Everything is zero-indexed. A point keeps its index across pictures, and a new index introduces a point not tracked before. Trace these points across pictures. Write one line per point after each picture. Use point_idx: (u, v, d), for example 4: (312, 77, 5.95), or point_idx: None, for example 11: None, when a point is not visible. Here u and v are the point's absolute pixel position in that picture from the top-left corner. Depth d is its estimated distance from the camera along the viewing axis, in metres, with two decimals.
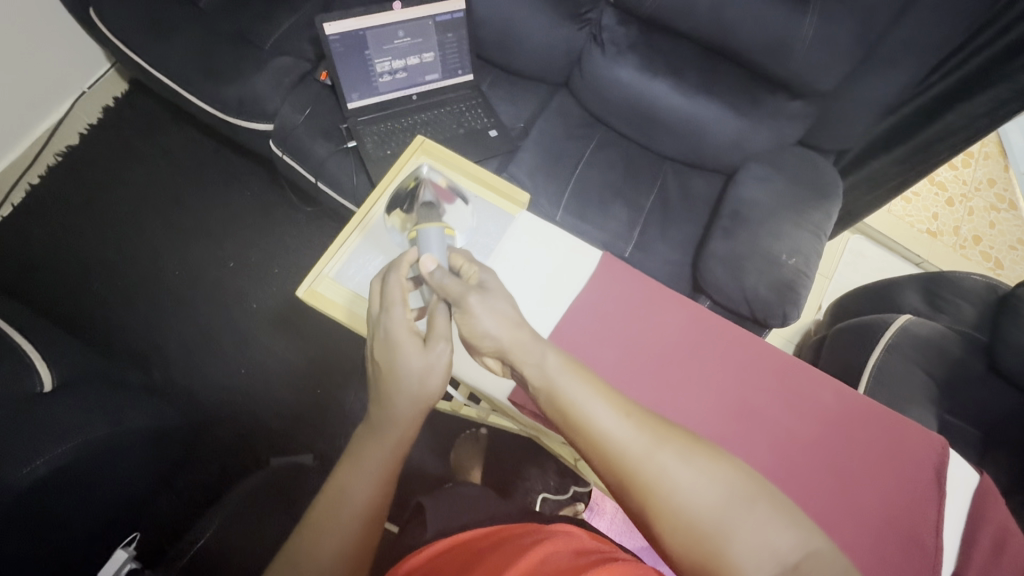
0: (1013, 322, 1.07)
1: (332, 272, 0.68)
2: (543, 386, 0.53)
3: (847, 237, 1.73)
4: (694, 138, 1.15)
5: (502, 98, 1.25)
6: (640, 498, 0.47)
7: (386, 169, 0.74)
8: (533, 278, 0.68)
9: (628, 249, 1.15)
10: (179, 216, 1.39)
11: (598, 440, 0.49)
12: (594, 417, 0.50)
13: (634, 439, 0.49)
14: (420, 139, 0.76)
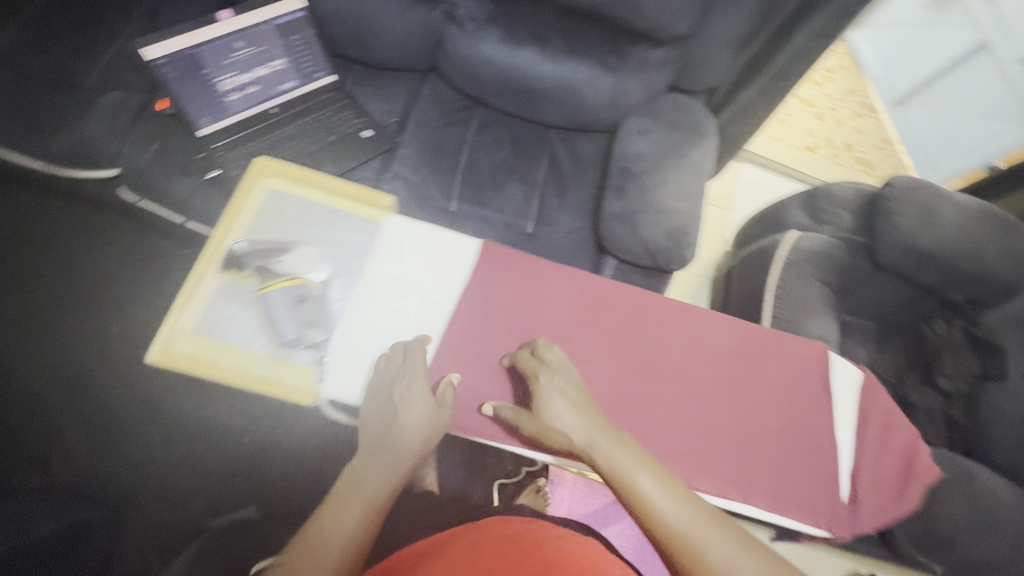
0: (883, 219, 1.17)
1: (190, 327, 0.61)
2: (605, 460, 0.56)
3: (737, 167, 1.82)
4: (570, 103, 1.14)
5: (370, 95, 1.19)
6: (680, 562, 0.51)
7: (230, 200, 0.67)
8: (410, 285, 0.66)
9: (530, 225, 1.15)
10: (42, 289, 1.24)
11: (646, 508, 0.53)
12: (650, 493, 0.54)
13: (684, 515, 0.53)
14: (260, 158, 0.69)
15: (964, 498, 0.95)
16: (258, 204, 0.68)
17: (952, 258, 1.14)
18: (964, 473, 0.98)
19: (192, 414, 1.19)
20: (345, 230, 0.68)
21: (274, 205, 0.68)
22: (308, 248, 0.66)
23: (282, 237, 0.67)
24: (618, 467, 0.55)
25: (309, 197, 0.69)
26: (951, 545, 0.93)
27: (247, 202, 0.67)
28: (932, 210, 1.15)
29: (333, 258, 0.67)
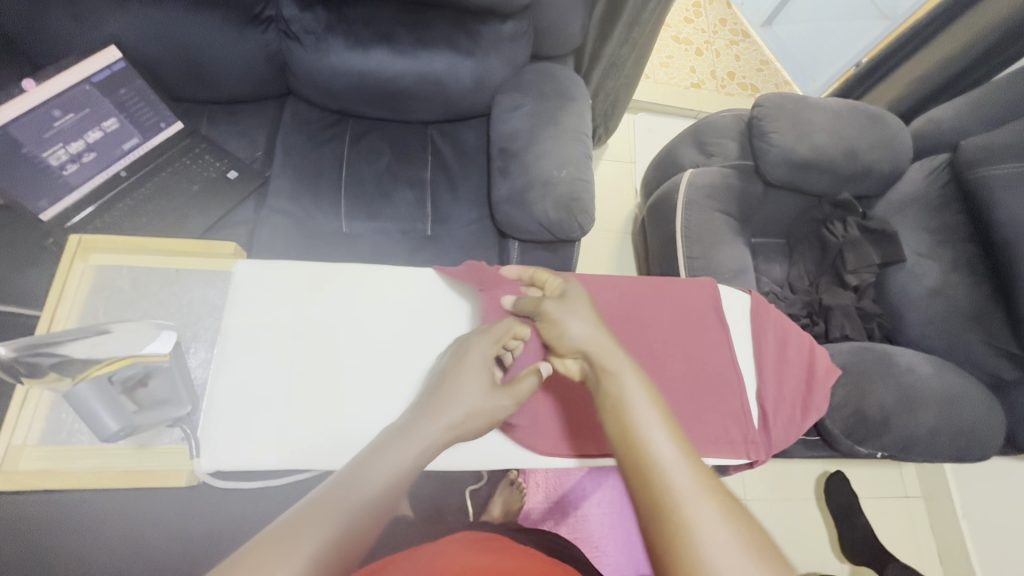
0: (763, 139, 1.20)
1: (35, 439, 0.62)
2: (610, 387, 0.53)
3: (632, 118, 1.84)
4: (437, 95, 1.11)
5: (228, 133, 1.12)
6: (644, 486, 0.45)
7: (47, 290, 0.62)
8: (283, 326, 0.65)
9: (429, 226, 1.12)
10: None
11: (631, 430, 0.49)
12: (641, 418, 0.50)
13: (669, 449, 0.47)
14: (72, 240, 0.64)
15: (886, 381, 1.01)
16: (91, 282, 0.64)
17: (830, 162, 1.19)
18: (879, 357, 1.05)
19: None
20: (193, 290, 0.66)
21: (104, 282, 0.65)
22: (128, 324, 0.56)
23: (120, 314, 0.64)
24: (619, 384, 0.53)
25: (139, 263, 0.66)
26: (885, 429, 0.98)
27: (69, 286, 0.62)
28: (803, 120, 1.20)
29: (180, 319, 0.65)
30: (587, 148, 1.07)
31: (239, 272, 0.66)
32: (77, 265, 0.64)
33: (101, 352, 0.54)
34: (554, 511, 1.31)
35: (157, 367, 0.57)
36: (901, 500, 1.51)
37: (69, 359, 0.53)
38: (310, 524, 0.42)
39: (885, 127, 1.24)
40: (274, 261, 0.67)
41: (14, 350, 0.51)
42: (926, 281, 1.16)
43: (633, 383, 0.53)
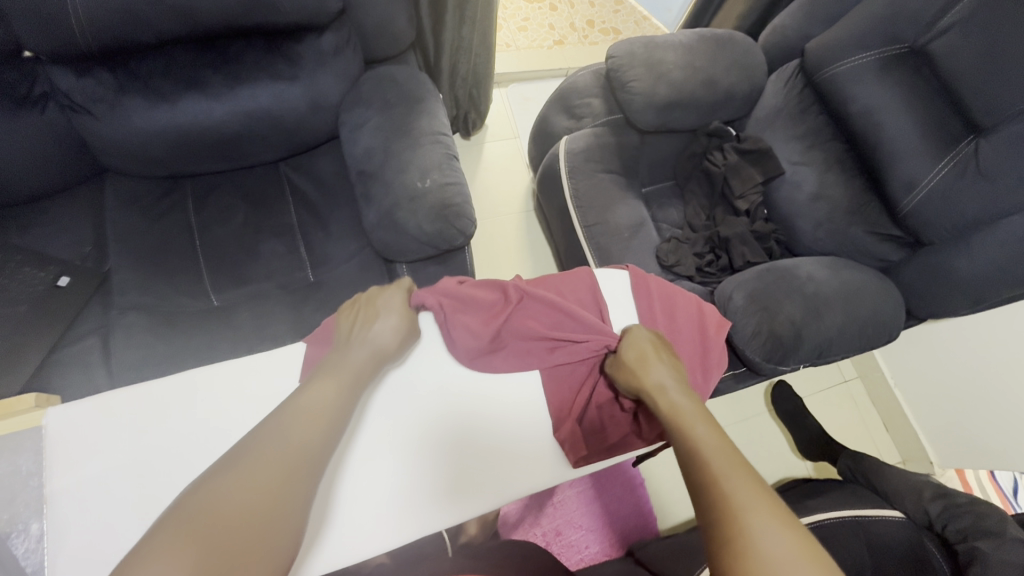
0: (623, 91, 1.18)
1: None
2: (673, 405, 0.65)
3: (504, 92, 1.78)
4: (274, 129, 1.01)
5: (48, 235, 0.98)
6: (714, 487, 0.54)
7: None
8: (127, 471, 0.57)
9: (309, 272, 1.04)
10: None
11: (689, 440, 0.60)
12: (699, 436, 0.60)
13: (731, 468, 0.55)
14: None
15: (791, 296, 1.04)
16: None
17: (691, 97, 1.19)
18: (780, 275, 1.08)
19: None
20: (4, 464, 0.56)
21: None
22: None
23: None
24: (687, 424, 0.62)
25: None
26: (801, 342, 1.01)
27: None
28: (656, 61, 1.18)
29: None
30: (448, 147, 1.00)
31: (49, 423, 0.56)
32: None
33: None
34: (529, 509, 1.29)
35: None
36: (841, 387, 1.60)
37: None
38: (227, 489, 0.48)
39: (736, 48, 1.25)
40: (96, 397, 0.59)
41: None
42: (808, 188, 1.19)
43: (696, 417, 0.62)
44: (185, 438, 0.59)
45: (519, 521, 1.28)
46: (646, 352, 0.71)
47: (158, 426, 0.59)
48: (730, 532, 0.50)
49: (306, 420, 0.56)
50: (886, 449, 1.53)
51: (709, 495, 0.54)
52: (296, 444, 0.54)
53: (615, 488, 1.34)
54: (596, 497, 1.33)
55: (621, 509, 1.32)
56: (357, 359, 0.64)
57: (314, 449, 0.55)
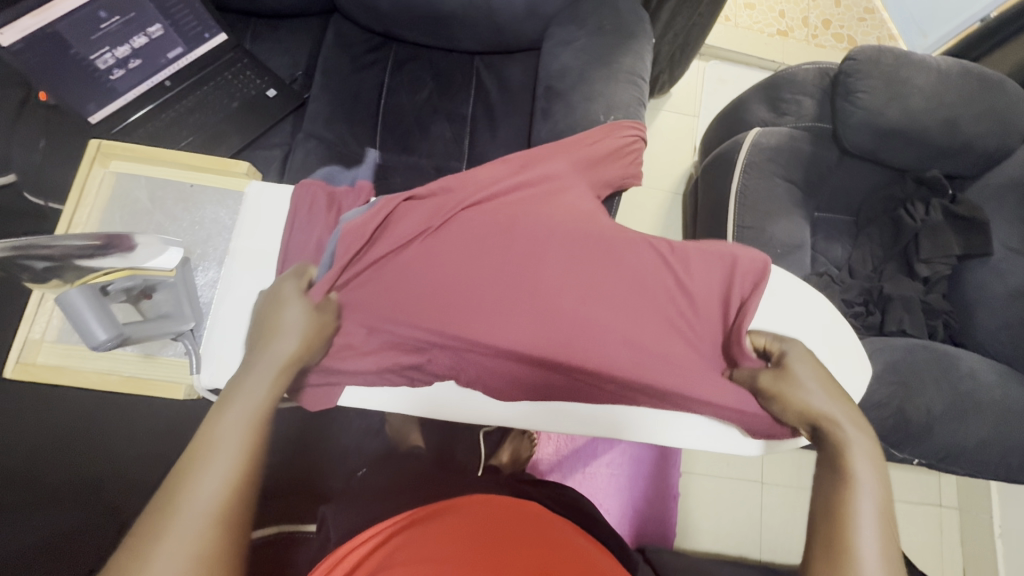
0: (846, 100, 1.06)
1: (53, 337, 0.62)
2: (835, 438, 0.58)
3: (703, 66, 1.66)
4: (487, 21, 1.02)
5: (273, 52, 1.11)
6: (839, 558, 0.48)
7: (68, 189, 0.65)
8: (269, 259, 0.65)
9: (464, 165, 1.07)
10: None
11: (846, 493, 0.53)
12: (854, 508, 0.51)
13: (877, 555, 0.48)
14: (92, 145, 0.67)
15: (940, 384, 0.92)
16: (103, 189, 0.67)
17: (921, 133, 1.04)
18: (937, 358, 0.95)
19: None
20: (208, 204, 0.68)
21: (122, 188, 0.67)
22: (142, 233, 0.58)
23: (136, 224, 0.66)
24: (854, 491, 0.52)
25: (155, 173, 0.68)
26: (928, 436, 0.90)
27: (89, 189, 0.65)
28: (901, 81, 1.04)
29: (190, 238, 0.66)
30: (640, 92, 0.97)
31: (251, 191, 0.68)
32: (92, 172, 0.67)
33: (99, 262, 0.56)
34: (576, 461, 1.30)
35: (162, 281, 0.59)
36: (931, 507, 1.34)
37: (64, 264, 0.55)
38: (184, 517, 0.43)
39: (1004, 96, 1.05)
40: (283, 184, 0.69)
41: (9, 250, 0.51)
42: (1013, 281, 1.01)
43: (864, 462, 0.55)
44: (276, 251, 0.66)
45: (571, 463, 1.30)
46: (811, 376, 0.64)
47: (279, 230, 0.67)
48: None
49: (241, 421, 0.50)
50: None
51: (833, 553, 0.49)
52: (221, 494, 0.45)
53: (650, 486, 1.29)
54: (639, 485, 1.29)
55: (647, 509, 1.28)
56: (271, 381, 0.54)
57: (251, 486, 0.47)
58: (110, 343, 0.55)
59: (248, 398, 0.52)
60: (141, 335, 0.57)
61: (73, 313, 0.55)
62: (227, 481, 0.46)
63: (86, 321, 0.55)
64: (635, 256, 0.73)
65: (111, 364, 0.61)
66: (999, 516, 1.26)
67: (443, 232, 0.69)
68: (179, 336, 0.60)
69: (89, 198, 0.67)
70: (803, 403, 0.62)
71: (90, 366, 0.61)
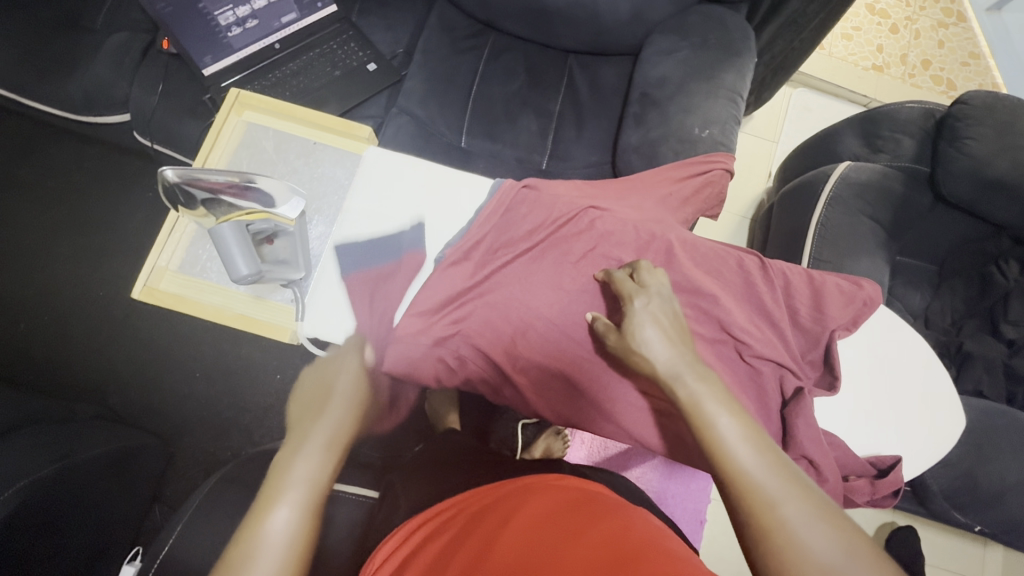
0: (952, 145, 1.02)
1: (176, 266, 0.66)
2: (687, 400, 0.50)
3: (790, 92, 1.63)
4: (591, 22, 1.03)
5: (377, 28, 1.14)
6: (746, 517, 0.43)
7: (206, 131, 0.69)
8: (379, 222, 0.68)
9: (545, 160, 1.08)
10: (43, 222, 1.13)
11: (718, 450, 0.46)
12: (729, 452, 0.46)
13: (771, 484, 0.43)
14: (231, 92, 0.71)
15: (1017, 453, 0.87)
16: (235, 135, 0.71)
17: None
18: (1017, 426, 0.90)
19: (194, 370, 1.08)
20: (328, 164, 0.71)
21: (251, 136, 0.71)
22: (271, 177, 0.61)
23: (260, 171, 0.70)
24: (707, 426, 0.48)
25: (283, 127, 0.72)
26: (996, 504, 0.86)
27: (223, 133, 0.69)
28: (1015, 131, 0.99)
29: (308, 192, 0.70)
30: (738, 109, 0.96)
31: (369, 156, 0.70)
32: (227, 119, 0.72)
33: (242, 201, 0.60)
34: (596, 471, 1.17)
35: (283, 229, 0.63)
36: None
37: (215, 198, 0.59)
38: None
39: None
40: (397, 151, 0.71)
41: (182, 177, 0.57)
42: None
43: (719, 411, 0.48)
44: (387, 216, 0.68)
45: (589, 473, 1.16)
46: (639, 335, 0.55)
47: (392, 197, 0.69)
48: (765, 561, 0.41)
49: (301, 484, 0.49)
50: None
51: (748, 525, 0.43)
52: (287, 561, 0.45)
53: (677, 510, 1.16)
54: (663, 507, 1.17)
55: None
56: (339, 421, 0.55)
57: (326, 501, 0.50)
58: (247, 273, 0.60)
59: (299, 458, 0.51)
60: (269, 276, 0.62)
61: (223, 249, 0.60)
62: (284, 552, 0.45)
63: (231, 252, 0.59)
64: (721, 263, 0.67)
65: (225, 303, 0.65)
66: None
67: (529, 213, 0.67)
68: (289, 284, 0.64)
69: (221, 142, 0.71)
70: (653, 359, 0.53)
71: (205, 303, 0.65)
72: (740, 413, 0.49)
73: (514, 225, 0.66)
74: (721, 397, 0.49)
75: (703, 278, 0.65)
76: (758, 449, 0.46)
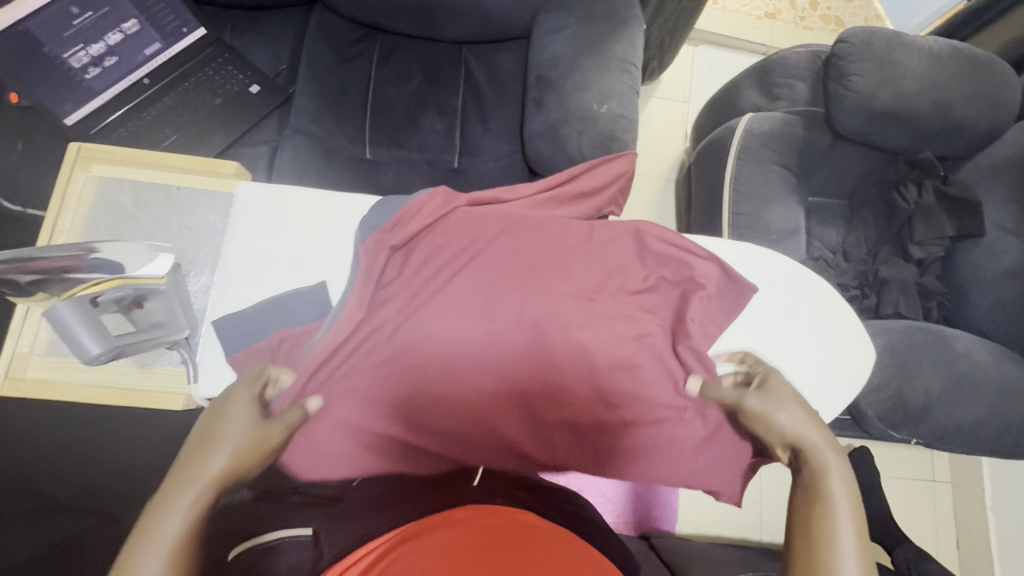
0: (840, 83, 1.05)
1: (41, 350, 0.62)
2: (815, 469, 0.52)
3: (693, 50, 1.65)
4: (475, 10, 1.00)
5: (254, 46, 1.08)
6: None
7: (50, 197, 0.65)
8: (262, 264, 0.65)
9: (456, 158, 1.05)
10: None
11: (820, 512, 0.48)
12: (834, 519, 0.47)
13: (853, 564, 0.45)
14: (71, 149, 0.66)
15: (938, 365, 0.93)
16: (84, 195, 0.67)
17: (915, 114, 1.04)
18: (934, 339, 0.96)
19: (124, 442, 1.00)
20: (199, 209, 0.68)
21: (105, 193, 0.67)
22: (117, 243, 0.56)
23: (121, 229, 0.66)
24: (822, 488, 0.50)
25: (140, 177, 0.68)
26: (927, 417, 0.92)
27: (70, 197, 0.65)
28: (893, 62, 1.03)
29: (180, 244, 0.67)
30: (634, 79, 0.95)
31: (240, 192, 0.66)
32: (71, 179, 0.67)
33: (86, 273, 0.55)
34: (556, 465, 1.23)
35: (153, 290, 0.58)
36: (925, 484, 1.36)
37: (49, 276, 0.54)
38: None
39: (994, 76, 1.06)
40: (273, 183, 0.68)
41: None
42: (1005, 260, 1.02)
43: (840, 488, 0.50)
44: (270, 255, 0.65)
45: (550, 468, 1.23)
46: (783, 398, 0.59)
47: (273, 235, 0.66)
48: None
49: (204, 476, 0.47)
50: (946, 561, 1.31)
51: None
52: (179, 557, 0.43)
53: None
54: (628, 476, 1.28)
55: (649, 496, 1.28)
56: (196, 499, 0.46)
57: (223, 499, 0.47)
58: (98, 353, 0.55)
59: (213, 451, 0.49)
60: (133, 348, 0.57)
61: (62, 329, 0.54)
62: (179, 545, 0.44)
63: (73, 333, 0.54)
64: (627, 258, 0.67)
65: (103, 377, 0.62)
66: (990, 492, 1.29)
67: (434, 229, 0.65)
68: (175, 345, 0.60)
69: (72, 205, 0.66)
70: (782, 426, 0.56)
71: (80, 382, 0.61)
72: (861, 506, 0.49)
73: (420, 243, 0.64)
74: (848, 478, 0.51)
75: (604, 279, 0.66)
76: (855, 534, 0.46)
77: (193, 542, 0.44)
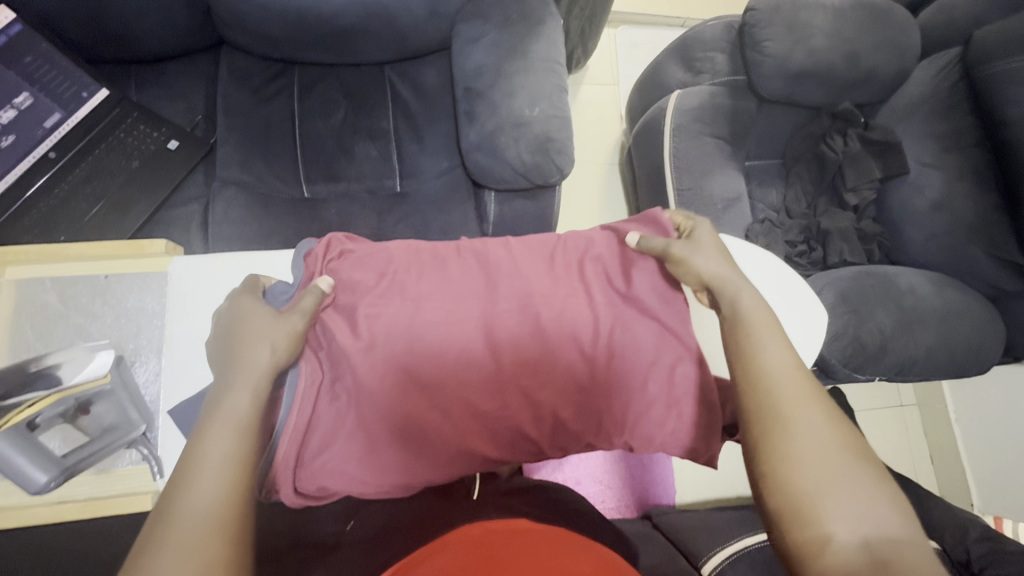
0: (756, 50, 1.09)
1: None
2: (735, 319, 0.53)
3: (614, 33, 1.67)
4: (390, 31, 0.97)
5: (164, 99, 1.03)
6: (770, 415, 0.46)
7: None
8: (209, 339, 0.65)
9: (397, 181, 1.04)
10: None
11: (752, 354, 0.50)
12: (762, 354, 0.49)
13: (791, 389, 0.47)
14: None
15: (887, 304, 0.98)
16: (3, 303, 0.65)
17: (830, 69, 1.08)
18: (880, 281, 1.01)
19: None
20: (130, 295, 0.67)
21: (26, 295, 0.65)
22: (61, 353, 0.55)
23: (50, 331, 0.65)
24: (750, 334, 0.51)
25: (59, 273, 0.66)
26: (885, 355, 0.97)
27: None
28: (801, 23, 1.07)
29: (119, 335, 0.65)
30: (560, 76, 0.96)
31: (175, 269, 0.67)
32: None
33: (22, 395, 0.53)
34: (548, 463, 1.24)
35: (98, 393, 0.58)
36: (895, 410, 1.44)
37: None
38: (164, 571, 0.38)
39: (894, 22, 1.11)
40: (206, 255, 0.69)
41: None
42: (930, 193, 1.08)
43: (767, 331, 0.51)
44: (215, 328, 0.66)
45: (543, 467, 1.24)
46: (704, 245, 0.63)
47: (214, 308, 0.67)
48: (776, 447, 0.44)
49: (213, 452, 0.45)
50: (924, 478, 1.40)
51: (756, 425, 0.46)
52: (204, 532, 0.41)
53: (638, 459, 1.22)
54: (620, 460, 1.31)
55: (644, 476, 1.31)
56: (225, 462, 0.45)
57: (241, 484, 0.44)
58: (48, 479, 0.57)
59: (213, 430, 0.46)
60: (86, 463, 0.59)
61: (5, 462, 0.55)
62: (197, 524, 0.41)
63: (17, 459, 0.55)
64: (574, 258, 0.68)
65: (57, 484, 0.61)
66: (952, 405, 1.38)
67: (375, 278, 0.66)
68: (132, 443, 0.61)
69: None
70: (698, 268, 0.60)
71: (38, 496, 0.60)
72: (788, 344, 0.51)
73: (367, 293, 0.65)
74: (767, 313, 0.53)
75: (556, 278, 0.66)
76: (790, 366, 0.49)
77: (221, 514, 0.42)
